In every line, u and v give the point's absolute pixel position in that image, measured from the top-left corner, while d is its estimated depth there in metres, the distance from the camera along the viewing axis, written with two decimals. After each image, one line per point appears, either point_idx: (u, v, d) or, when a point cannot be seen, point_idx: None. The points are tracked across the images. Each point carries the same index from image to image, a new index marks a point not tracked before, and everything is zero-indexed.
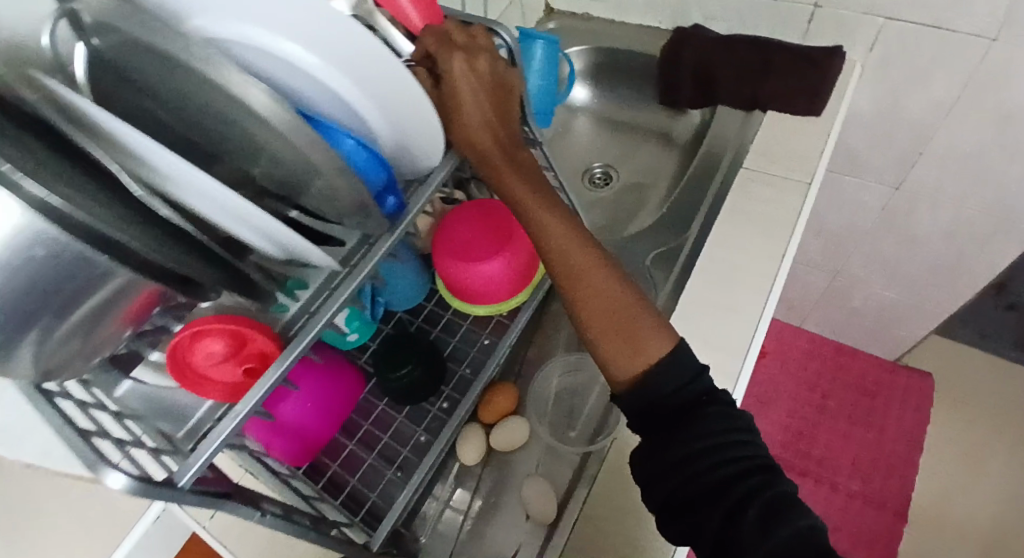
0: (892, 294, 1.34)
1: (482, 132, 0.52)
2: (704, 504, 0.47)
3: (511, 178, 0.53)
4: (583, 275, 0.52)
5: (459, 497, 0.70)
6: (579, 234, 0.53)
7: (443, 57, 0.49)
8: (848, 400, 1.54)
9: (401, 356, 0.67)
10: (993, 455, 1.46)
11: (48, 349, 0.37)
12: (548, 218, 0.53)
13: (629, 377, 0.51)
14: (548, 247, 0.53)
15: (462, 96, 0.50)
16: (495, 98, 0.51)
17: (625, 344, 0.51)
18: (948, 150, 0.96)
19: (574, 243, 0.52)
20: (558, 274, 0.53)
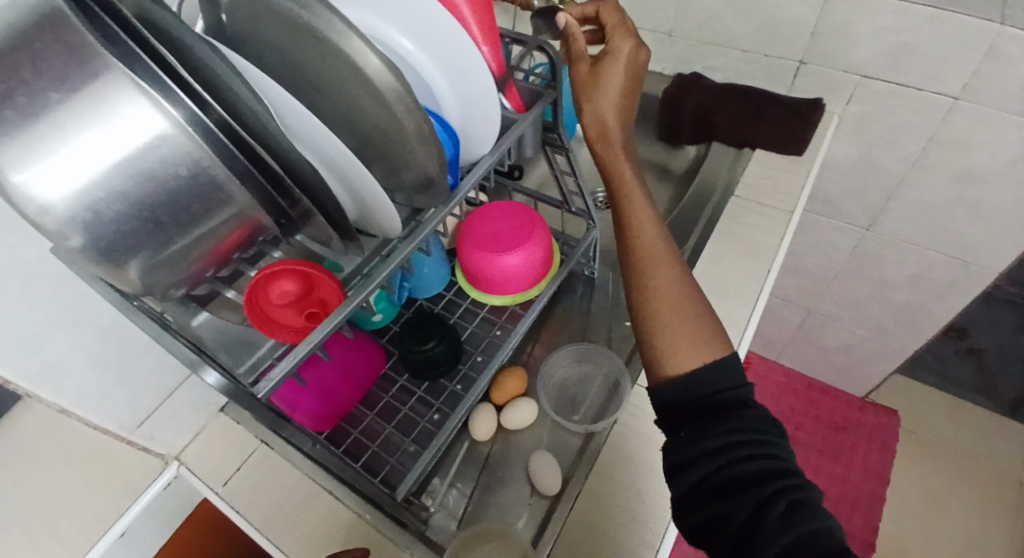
0: (863, 333, 1.43)
1: (614, 109, 0.63)
2: (732, 497, 0.50)
3: (621, 157, 0.64)
4: (656, 255, 0.61)
5: (468, 471, 0.75)
6: (659, 227, 0.62)
7: (619, 40, 0.63)
8: (819, 434, 1.62)
9: (425, 333, 0.73)
10: (953, 496, 1.54)
11: (159, 263, 0.41)
12: (640, 200, 0.63)
13: (689, 359, 0.56)
14: (630, 226, 0.62)
15: (611, 78, 0.62)
16: (632, 90, 0.64)
17: (684, 331, 0.57)
18: (912, 201, 1.08)
19: (655, 228, 0.62)
20: (632, 252, 0.61)
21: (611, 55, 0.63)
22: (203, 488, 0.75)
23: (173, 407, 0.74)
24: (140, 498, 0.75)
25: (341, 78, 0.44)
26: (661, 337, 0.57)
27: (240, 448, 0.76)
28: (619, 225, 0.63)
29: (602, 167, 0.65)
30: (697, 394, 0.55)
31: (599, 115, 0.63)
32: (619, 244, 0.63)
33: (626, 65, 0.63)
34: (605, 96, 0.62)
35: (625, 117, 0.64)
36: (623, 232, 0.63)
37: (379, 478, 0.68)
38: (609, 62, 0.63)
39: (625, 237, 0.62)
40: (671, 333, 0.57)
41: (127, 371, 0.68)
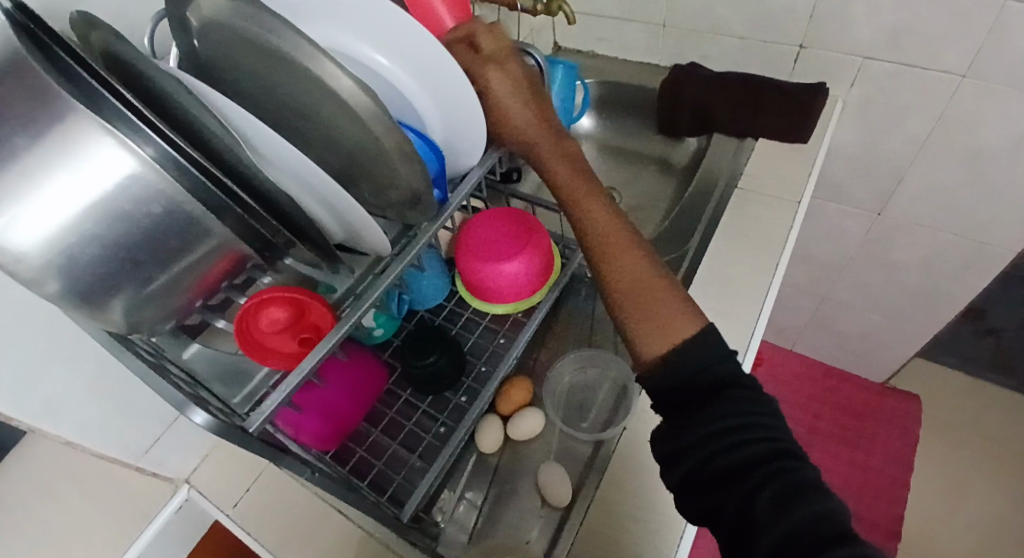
0: (878, 317, 1.40)
1: (527, 126, 0.60)
2: (725, 483, 0.48)
3: (556, 165, 0.61)
4: (614, 255, 0.57)
5: (478, 483, 0.74)
6: (617, 216, 0.59)
7: (478, 67, 0.60)
8: (838, 421, 1.59)
9: (427, 346, 0.72)
10: (978, 478, 1.50)
11: (140, 302, 0.40)
12: (590, 203, 0.59)
13: (658, 352, 0.53)
14: (588, 231, 0.59)
15: (502, 97, 0.60)
16: (532, 98, 0.61)
17: (654, 309, 0.54)
18: (922, 182, 1.05)
19: (610, 225, 0.58)
20: (595, 252, 0.58)
21: (487, 84, 0.60)
22: (214, 511, 0.75)
23: (178, 433, 0.74)
24: (154, 520, 0.75)
25: (318, 100, 0.43)
26: (632, 321, 0.55)
27: (248, 470, 0.76)
28: (579, 233, 0.60)
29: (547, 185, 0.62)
30: (682, 372, 0.52)
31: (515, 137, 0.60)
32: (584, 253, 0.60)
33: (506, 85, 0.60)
34: (508, 110, 0.61)
35: (544, 123, 0.61)
36: (583, 234, 0.60)
37: (387, 497, 0.68)
38: (490, 91, 0.60)
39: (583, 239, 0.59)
40: (638, 313, 0.55)
41: (129, 401, 0.67)
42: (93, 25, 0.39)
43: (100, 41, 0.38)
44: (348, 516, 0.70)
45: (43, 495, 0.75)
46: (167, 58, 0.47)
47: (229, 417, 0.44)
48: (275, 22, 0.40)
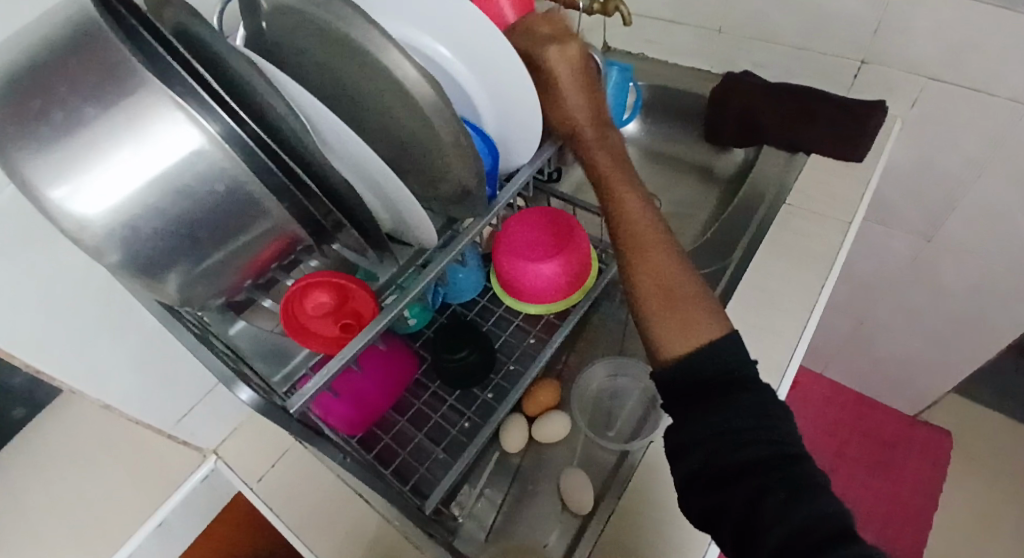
0: (916, 345, 1.36)
1: (577, 109, 0.60)
2: (727, 485, 0.46)
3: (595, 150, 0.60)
4: (645, 247, 0.56)
5: (498, 481, 0.73)
6: (651, 212, 0.58)
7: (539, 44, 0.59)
8: (865, 449, 1.55)
9: (458, 341, 0.71)
10: (1006, 519, 1.46)
11: (194, 277, 0.41)
12: (626, 195, 0.59)
13: (679, 353, 0.51)
14: (620, 220, 0.58)
15: (558, 76, 0.59)
16: (586, 81, 0.60)
17: (681, 309, 0.53)
18: (979, 209, 1.01)
19: (643, 220, 0.58)
20: (625, 247, 0.57)
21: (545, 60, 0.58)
22: (239, 483, 0.76)
23: (211, 405, 0.75)
24: (179, 488, 0.76)
25: (379, 88, 0.43)
26: (653, 321, 0.53)
27: (274, 446, 0.77)
28: (608, 222, 0.59)
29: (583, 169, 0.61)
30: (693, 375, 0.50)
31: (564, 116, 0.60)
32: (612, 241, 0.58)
33: (565, 60, 0.59)
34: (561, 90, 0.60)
35: (593, 109, 0.60)
36: (614, 225, 0.58)
37: (409, 487, 0.68)
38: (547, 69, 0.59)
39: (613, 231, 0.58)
40: (661, 314, 0.53)
41: (168, 371, 0.69)
42: (167, 2, 0.39)
43: (175, 18, 0.39)
44: (368, 503, 0.70)
45: (79, 454, 0.77)
46: (235, 37, 0.48)
47: (270, 397, 0.44)
48: (345, 9, 0.40)
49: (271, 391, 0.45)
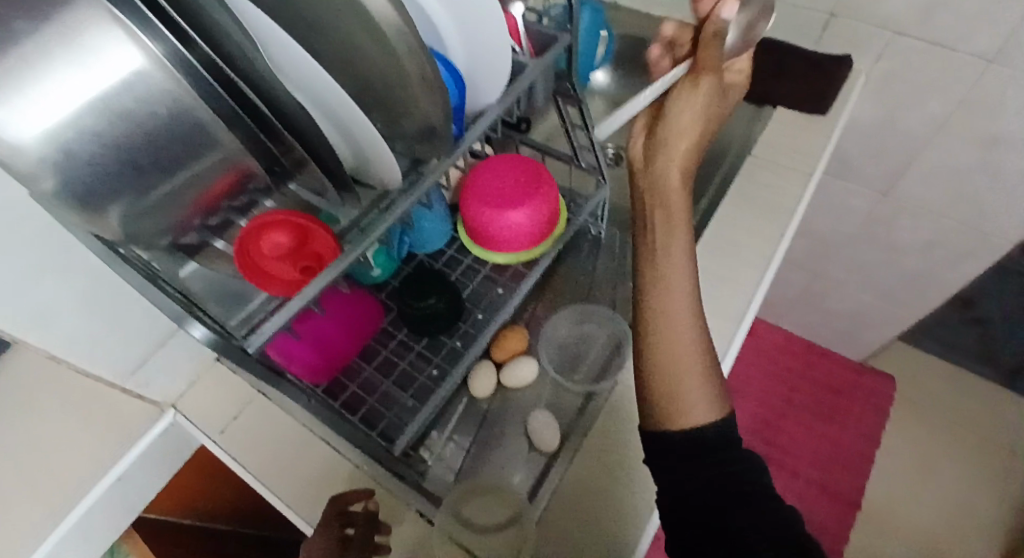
0: (869, 299, 1.41)
1: (679, 157, 0.65)
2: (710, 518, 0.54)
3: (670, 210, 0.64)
4: (679, 321, 0.60)
5: (466, 427, 0.74)
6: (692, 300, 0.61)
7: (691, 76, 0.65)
8: (814, 396, 1.62)
9: (426, 288, 0.71)
10: (943, 461, 1.56)
11: (140, 208, 0.39)
12: (679, 269, 0.62)
13: (679, 418, 0.58)
14: (663, 288, 0.61)
15: (686, 113, 0.64)
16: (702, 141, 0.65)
17: (691, 387, 0.58)
18: (935, 166, 1.04)
19: (687, 301, 0.61)
20: (657, 315, 0.61)
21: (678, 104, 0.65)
22: (201, 437, 0.74)
23: (166, 354, 0.73)
24: (137, 443, 0.74)
25: (336, 7, 0.41)
26: (662, 388, 0.59)
27: (237, 396, 0.76)
28: (648, 286, 0.62)
29: (644, 223, 0.66)
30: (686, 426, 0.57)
31: (665, 156, 0.65)
32: (644, 309, 0.62)
33: (697, 113, 0.64)
34: (682, 120, 0.64)
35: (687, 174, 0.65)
36: (650, 289, 0.62)
37: (377, 431, 0.67)
38: (676, 112, 0.65)
39: (648, 306, 0.62)
40: (676, 382, 0.59)
41: (120, 318, 0.66)
42: None
43: None
44: (335, 449, 0.70)
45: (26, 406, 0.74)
46: None
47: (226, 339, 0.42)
48: None
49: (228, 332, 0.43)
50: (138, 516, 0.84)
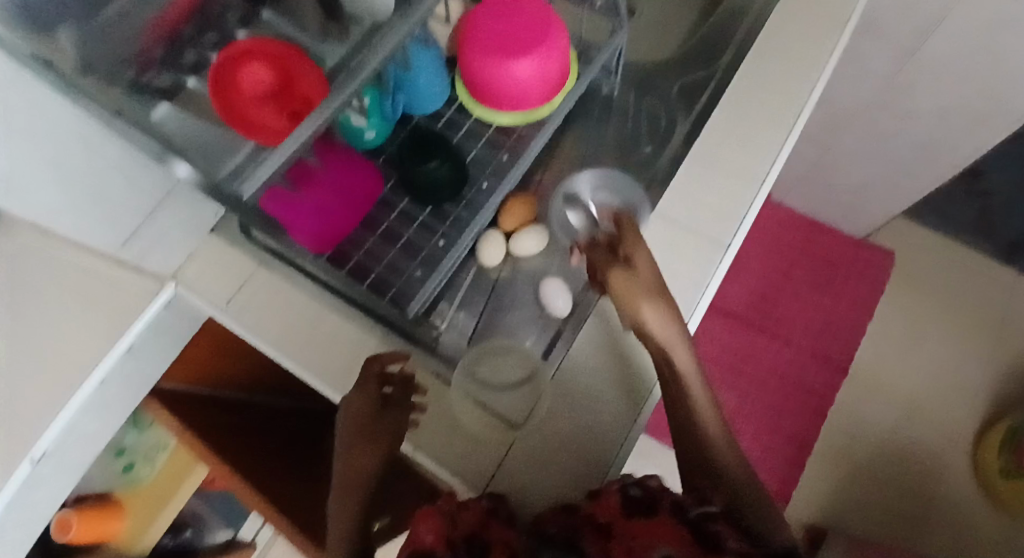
0: (877, 169, 1.36)
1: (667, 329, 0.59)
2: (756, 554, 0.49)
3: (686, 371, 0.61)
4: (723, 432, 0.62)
5: (477, 295, 0.73)
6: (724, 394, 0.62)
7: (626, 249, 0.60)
8: (812, 269, 1.63)
9: (428, 151, 0.67)
10: (931, 331, 1.60)
11: (95, 30, 0.45)
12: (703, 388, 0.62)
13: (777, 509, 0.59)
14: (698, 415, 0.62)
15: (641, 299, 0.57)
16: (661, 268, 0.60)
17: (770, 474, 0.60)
18: (969, 20, 0.95)
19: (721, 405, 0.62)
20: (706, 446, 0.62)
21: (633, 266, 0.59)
22: (206, 309, 0.73)
23: (158, 226, 0.70)
24: (139, 319, 0.71)
25: None
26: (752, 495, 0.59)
27: (239, 269, 0.73)
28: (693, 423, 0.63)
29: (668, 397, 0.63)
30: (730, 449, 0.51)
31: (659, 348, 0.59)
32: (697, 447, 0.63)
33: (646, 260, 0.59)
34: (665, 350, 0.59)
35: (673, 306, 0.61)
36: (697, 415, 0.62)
37: (387, 299, 0.67)
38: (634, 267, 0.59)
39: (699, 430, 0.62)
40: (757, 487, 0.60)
41: (104, 186, 0.62)
42: None
43: None
44: (345, 317, 0.70)
45: None
46: None
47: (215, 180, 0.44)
48: None
49: (218, 177, 0.44)
50: (154, 387, 0.85)
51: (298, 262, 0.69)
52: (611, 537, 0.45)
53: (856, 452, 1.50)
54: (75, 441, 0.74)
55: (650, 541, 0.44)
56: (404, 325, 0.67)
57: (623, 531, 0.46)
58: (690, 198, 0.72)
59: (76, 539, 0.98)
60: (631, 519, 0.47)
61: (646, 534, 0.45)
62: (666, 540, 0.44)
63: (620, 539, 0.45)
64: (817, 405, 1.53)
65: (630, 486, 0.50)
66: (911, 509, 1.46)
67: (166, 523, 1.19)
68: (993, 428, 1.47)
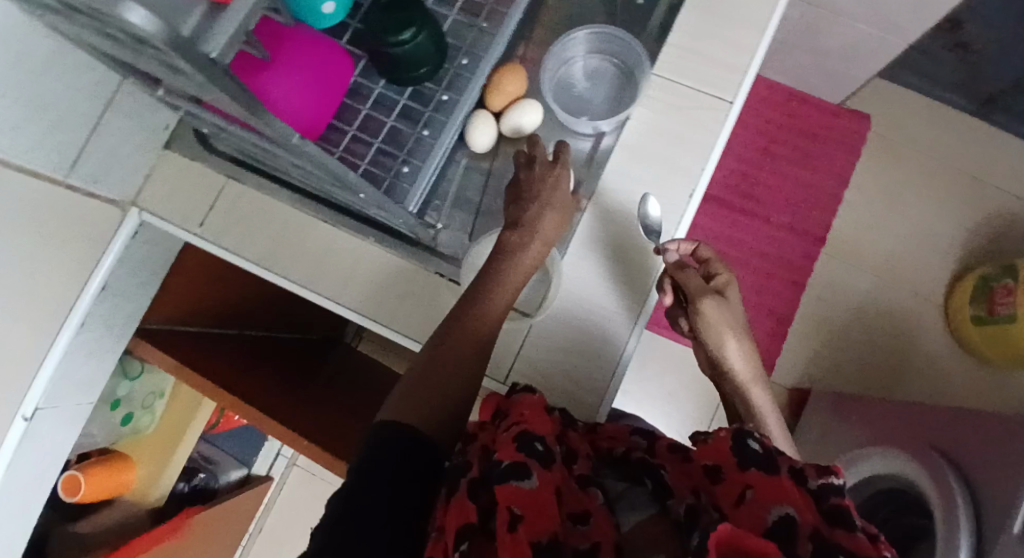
0: (863, 27, 1.12)
1: (734, 326, 0.61)
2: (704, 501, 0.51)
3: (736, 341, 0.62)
4: (749, 383, 0.64)
5: (472, 183, 0.69)
6: (754, 357, 0.64)
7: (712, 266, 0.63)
8: (790, 144, 1.48)
9: (402, 15, 0.57)
10: (916, 186, 1.48)
11: None
12: (744, 351, 0.63)
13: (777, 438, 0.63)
14: (728, 370, 0.63)
15: (721, 323, 0.60)
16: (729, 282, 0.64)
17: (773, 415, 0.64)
18: None
19: (752, 362, 0.64)
20: (730, 382, 0.64)
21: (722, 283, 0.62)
22: (177, 232, 0.67)
23: (110, 142, 0.63)
24: (108, 251, 0.66)
25: None
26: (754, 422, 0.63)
27: (207, 184, 0.67)
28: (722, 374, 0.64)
29: (706, 360, 0.64)
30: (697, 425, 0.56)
31: (721, 337, 0.61)
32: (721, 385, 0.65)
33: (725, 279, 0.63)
34: (726, 342, 0.61)
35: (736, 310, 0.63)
36: (723, 371, 0.64)
37: (384, 187, 0.62)
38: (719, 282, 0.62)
39: (728, 375, 0.63)
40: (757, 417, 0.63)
41: (35, 91, 0.54)
42: None
43: None
44: (333, 224, 0.65)
45: None
46: None
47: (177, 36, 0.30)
48: None
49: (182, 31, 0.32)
50: (138, 327, 0.80)
51: (274, 169, 0.64)
52: (720, 481, 0.44)
53: (832, 316, 1.44)
54: (67, 387, 0.69)
55: (762, 500, 0.40)
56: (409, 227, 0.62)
57: (731, 479, 0.43)
58: (687, 57, 0.67)
59: (83, 498, 0.95)
60: (749, 469, 0.43)
61: (760, 492, 0.41)
62: (783, 504, 0.39)
63: (730, 486, 0.43)
64: (796, 279, 1.44)
65: (748, 436, 0.45)
66: (886, 366, 1.41)
67: (177, 470, 1.17)
68: (969, 275, 1.38)
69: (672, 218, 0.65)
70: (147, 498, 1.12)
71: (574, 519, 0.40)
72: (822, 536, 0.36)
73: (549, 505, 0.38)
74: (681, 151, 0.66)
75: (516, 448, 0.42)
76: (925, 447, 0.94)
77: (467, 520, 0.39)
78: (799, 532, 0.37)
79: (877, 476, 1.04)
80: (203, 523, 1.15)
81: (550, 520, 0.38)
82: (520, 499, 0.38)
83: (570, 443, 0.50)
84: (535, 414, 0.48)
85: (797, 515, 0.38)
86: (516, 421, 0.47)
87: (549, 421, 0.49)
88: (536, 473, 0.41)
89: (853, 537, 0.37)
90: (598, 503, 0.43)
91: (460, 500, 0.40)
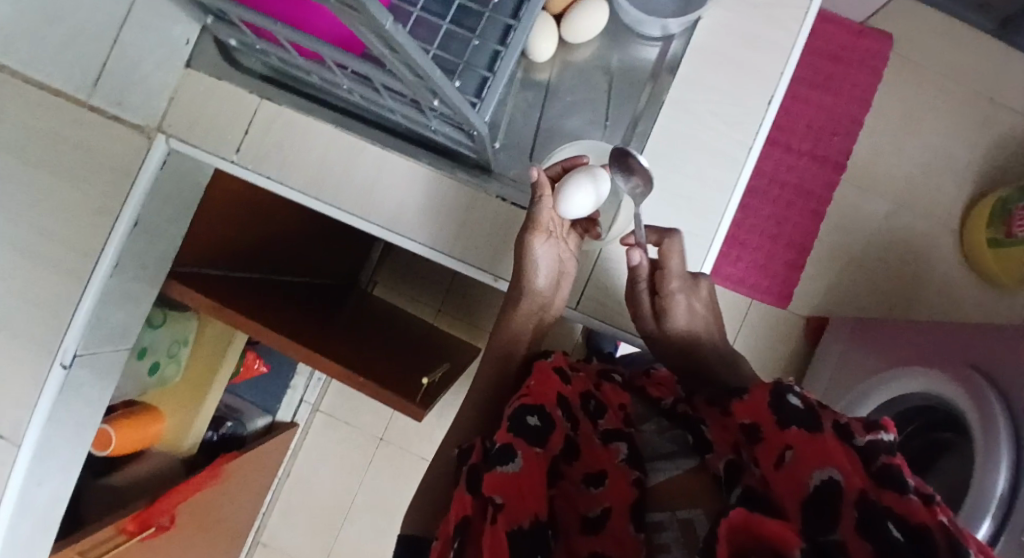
0: None
1: (656, 312, 0.59)
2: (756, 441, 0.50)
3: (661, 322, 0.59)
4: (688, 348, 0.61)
5: (530, 97, 0.65)
6: (689, 327, 0.60)
7: (671, 275, 0.58)
8: (809, 65, 1.34)
9: None
10: (938, 106, 1.37)
11: None
12: (677, 328, 0.59)
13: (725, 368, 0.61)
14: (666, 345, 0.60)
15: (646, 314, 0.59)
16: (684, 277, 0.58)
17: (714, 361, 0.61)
18: None
19: (689, 330, 0.60)
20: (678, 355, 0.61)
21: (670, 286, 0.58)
22: (209, 160, 0.62)
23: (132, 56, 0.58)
24: (136, 185, 0.60)
25: None
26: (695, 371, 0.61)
27: (237, 101, 0.60)
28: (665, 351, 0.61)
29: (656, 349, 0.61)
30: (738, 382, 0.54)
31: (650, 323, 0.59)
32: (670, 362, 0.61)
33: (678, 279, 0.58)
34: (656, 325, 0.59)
35: (673, 304, 0.58)
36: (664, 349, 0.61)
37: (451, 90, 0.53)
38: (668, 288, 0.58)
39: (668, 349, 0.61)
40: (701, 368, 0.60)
41: None
42: None
43: None
44: (383, 147, 0.59)
45: None
46: None
47: None
48: None
49: None
50: (171, 269, 0.76)
51: (318, 84, 0.57)
52: (759, 441, 0.42)
53: (852, 244, 1.35)
54: (105, 334, 0.65)
55: (803, 458, 0.38)
56: (475, 148, 0.56)
57: (770, 438, 0.41)
58: None
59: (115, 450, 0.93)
60: (789, 428, 0.40)
61: (801, 454, 0.38)
62: (828, 467, 0.37)
63: (770, 446, 0.41)
64: (815, 208, 1.33)
65: (789, 391, 0.43)
66: (898, 292, 1.33)
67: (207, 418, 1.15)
68: (986, 198, 1.29)
69: (695, 259, 0.61)
70: (177, 448, 1.12)
71: (587, 483, 0.47)
72: (869, 501, 0.34)
73: (530, 488, 0.43)
74: (758, 54, 0.60)
75: (505, 431, 0.46)
76: (960, 364, 0.87)
77: (464, 512, 0.44)
78: (842, 496, 0.35)
79: (905, 395, 0.97)
80: (239, 470, 1.14)
81: (532, 502, 0.42)
82: (505, 485, 0.43)
83: (599, 396, 0.54)
84: (541, 382, 0.53)
85: (842, 478, 0.36)
86: (520, 395, 0.52)
87: (560, 383, 0.54)
88: (521, 454, 0.45)
89: (903, 499, 0.34)
90: (617, 458, 0.47)
91: (461, 492, 0.46)
